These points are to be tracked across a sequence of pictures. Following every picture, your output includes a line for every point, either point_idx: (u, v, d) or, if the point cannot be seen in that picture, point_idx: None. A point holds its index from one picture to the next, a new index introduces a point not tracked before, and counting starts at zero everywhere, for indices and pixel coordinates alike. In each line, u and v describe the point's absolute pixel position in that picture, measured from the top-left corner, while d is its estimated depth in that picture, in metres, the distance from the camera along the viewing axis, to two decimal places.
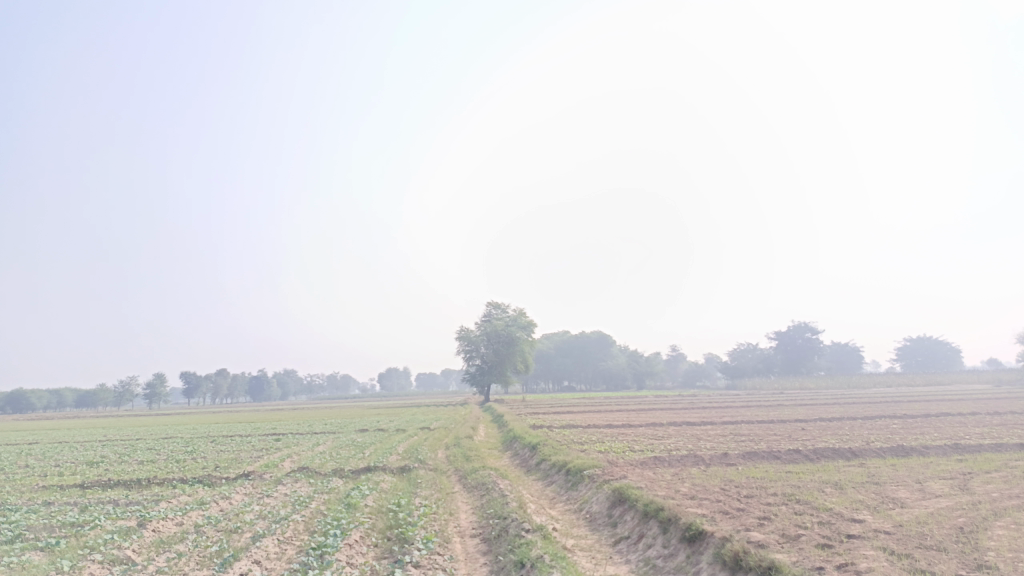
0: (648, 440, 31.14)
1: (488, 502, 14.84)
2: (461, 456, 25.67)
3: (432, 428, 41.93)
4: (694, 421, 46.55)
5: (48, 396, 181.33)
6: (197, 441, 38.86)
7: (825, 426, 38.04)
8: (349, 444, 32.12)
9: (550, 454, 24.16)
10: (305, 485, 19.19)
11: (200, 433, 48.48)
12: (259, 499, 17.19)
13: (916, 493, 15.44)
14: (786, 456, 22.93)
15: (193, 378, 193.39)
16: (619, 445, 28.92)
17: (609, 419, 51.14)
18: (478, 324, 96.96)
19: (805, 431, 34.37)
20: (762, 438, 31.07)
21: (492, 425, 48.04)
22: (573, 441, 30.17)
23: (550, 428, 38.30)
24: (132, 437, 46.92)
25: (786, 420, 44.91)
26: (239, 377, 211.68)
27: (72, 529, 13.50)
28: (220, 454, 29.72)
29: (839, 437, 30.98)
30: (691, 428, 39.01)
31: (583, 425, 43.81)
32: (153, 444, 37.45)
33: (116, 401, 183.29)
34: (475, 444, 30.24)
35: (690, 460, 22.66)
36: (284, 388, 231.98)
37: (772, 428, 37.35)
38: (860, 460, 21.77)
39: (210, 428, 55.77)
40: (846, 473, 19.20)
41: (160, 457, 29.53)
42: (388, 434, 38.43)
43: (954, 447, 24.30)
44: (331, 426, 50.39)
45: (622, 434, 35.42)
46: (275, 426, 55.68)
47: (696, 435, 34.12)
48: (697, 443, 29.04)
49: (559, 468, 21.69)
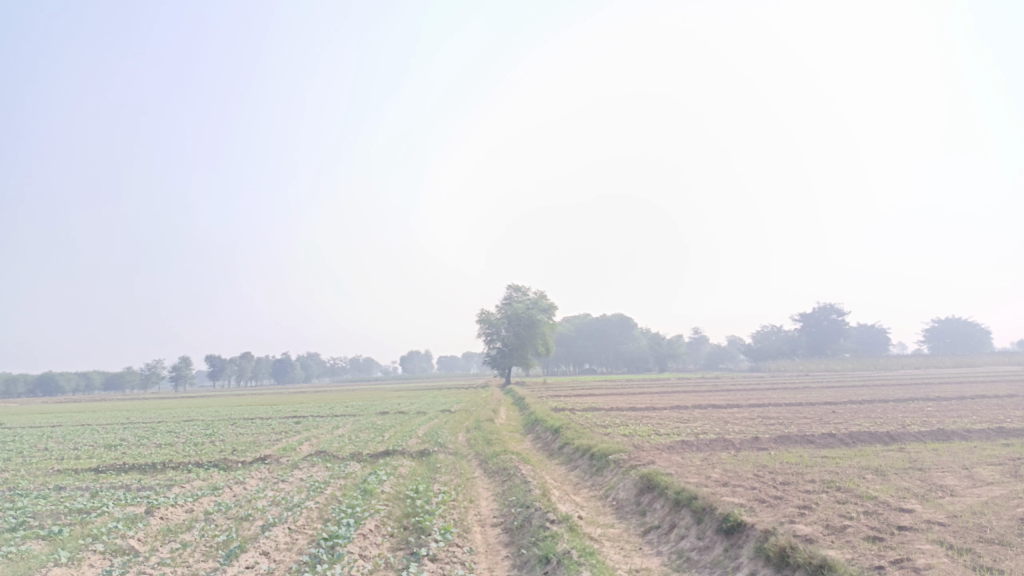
0: (673, 424, 30.29)
1: (509, 489, 14.13)
2: (481, 439, 25.04)
3: (452, 411, 41.46)
4: (719, 404, 45.55)
5: (77, 379, 184.55)
6: (218, 424, 38.74)
7: (855, 409, 36.90)
8: (368, 428, 31.65)
9: (573, 437, 23.42)
10: (321, 470, 18.63)
11: (221, 415, 48.54)
12: (274, 484, 16.64)
13: (966, 481, 14.49)
14: (819, 441, 21.98)
15: (218, 361, 195.68)
16: (644, 428, 28.09)
17: (632, 402, 50.35)
18: (499, 307, 96.36)
19: (835, 414, 33.31)
20: (792, 421, 30.09)
21: (513, 408, 47.52)
22: (597, 424, 29.40)
23: (572, 411, 37.63)
24: (155, 419, 47.06)
25: (814, 403, 43.81)
26: (263, 361, 213.90)
27: (78, 516, 12.98)
28: (238, 437, 29.33)
29: (872, 420, 29.86)
30: (717, 411, 38.11)
31: (605, 407, 43.05)
32: (174, 427, 37.35)
33: (143, 384, 186.26)
34: (496, 428, 29.60)
35: (719, 444, 21.79)
36: (306, 371, 234.19)
37: (800, 411, 36.31)
38: (898, 445, 20.76)
39: (232, 411, 55.89)
40: (887, 458, 18.21)
41: (179, 439, 29.32)
42: (408, 417, 37.99)
43: (997, 431, 23.14)
44: (352, 409, 50.21)
45: (646, 417, 34.61)
46: (296, 408, 55.70)
47: (723, 418, 33.19)
48: (725, 427, 28.15)
49: (583, 452, 20.96)
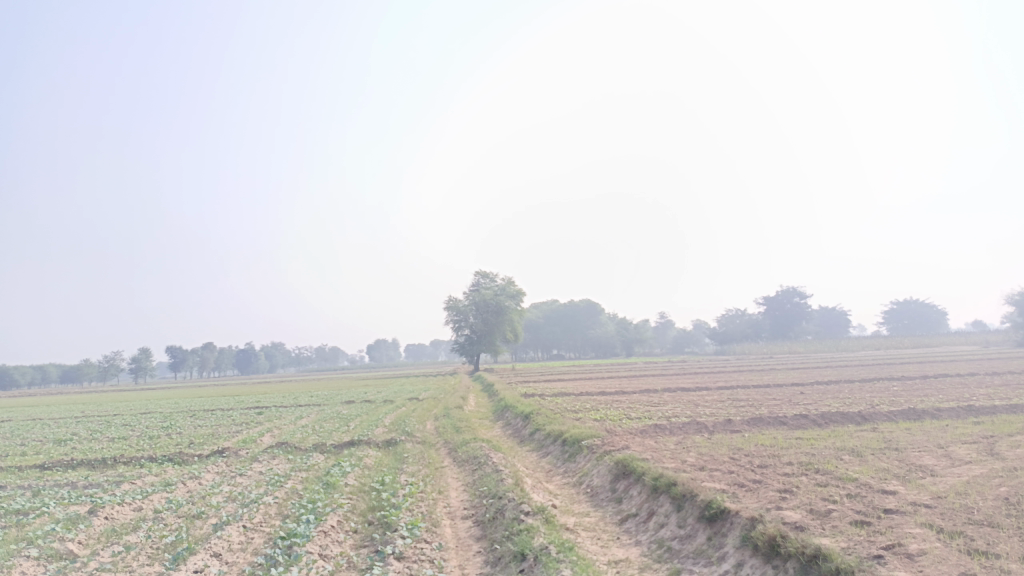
0: (644, 407, 30.00)
1: (479, 479, 13.51)
2: (450, 427, 24.41)
3: (420, 399, 40.75)
4: (688, 387, 45.58)
5: (32, 372, 178.97)
6: (177, 416, 37.47)
7: (822, 389, 37.08)
8: (333, 417, 30.77)
9: (544, 423, 22.91)
10: (282, 462, 17.78)
11: (181, 407, 47.14)
12: (231, 479, 15.76)
13: (944, 460, 14.25)
14: (792, 422, 21.75)
15: (179, 352, 191.55)
16: (615, 412, 27.71)
17: (601, 386, 50.21)
18: (467, 294, 95.55)
19: (804, 395, 33.40)
20: (762, 403, 30.03)
21: (482, 394, 46.94)
22: (568, 410, 28.95)
23: (543, 397, 37.19)
24: (111, 412, 45.47)
25: (781, 384, 44.05)
26: (226, 351, 210.12)
27: (14, 519, 12.00)
28: (198, 429, 28.25)
29: (840, 400, 29.92)
30: (687, 394, 38.03)
31: (575, 392, 42.70)
32: (130, 420, 36.03)
33: (102, 376, 181.58)
34: (464, 415, 28.97)
35: (692, 428, 21.45)
36: (271, 360, 230.70)
37: (769, 392, 36.37)
38: (871, 424, 20.63)
39: (193, 402, 54.38)
40: (861, 439, 18.00)
41: (134, 433, 28.17)
42: (375, 405, 37.19)
43: (966, 409, 23.22)
44: (318, 398, 49.14)
45: (617, 401, 34.37)
46: (259, 398, 54.44)
47: (693, 401, 33.02)
48: (696, 410, 27.94)
49: (554, 438, 20.46)
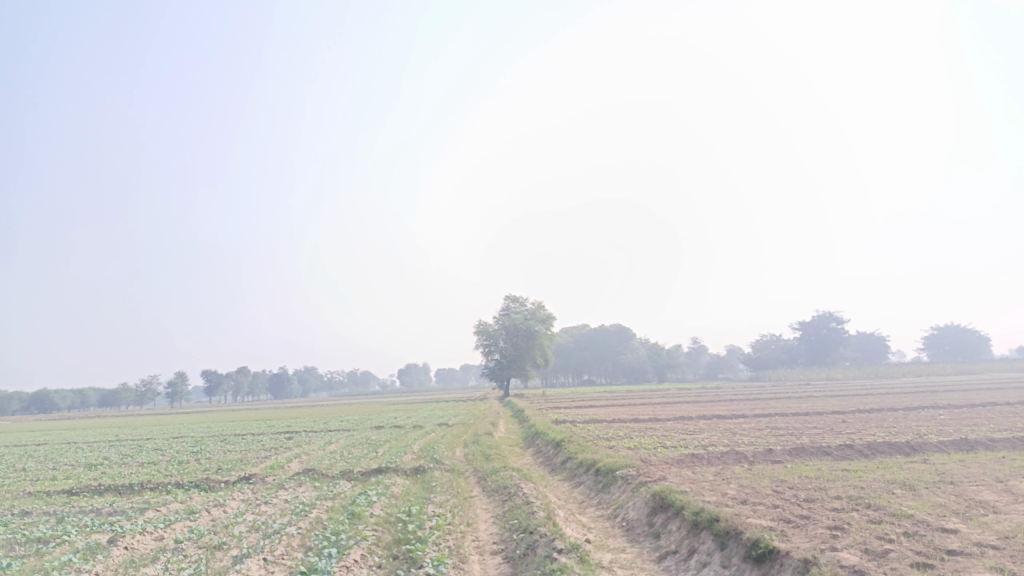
0: (679, 435, 29.16)
1: (510, 510, 12.96)
2: (479, 455, 23.88)
3: (450, 425, 40.31)
4: (724, 414, 44.41)
5: (71, 397, 182.48)
6: (208, 441, 37.47)
7: (864, 418, 35.80)
8: (362, 443, 30.43)
9: (576, 452, 22.26)
10: (309, 490, 17.40)
11: (212, 432, 47.25)
12: (255, 507, 15.40)
13: (1005, 496, 13.33)
14: (836, 453, 20.82)
15: (213, 377, 193.80)
16: (649, 441, 26.94)
17: (633, 413, 49.30)
18: (497, 319, 95.20)
19: (845, 424, 32.25)
20: (803, 431, 28.98)
21: (512, 421, 46.31)
22: (600, 437, 28.23)
23: (574, 423, 36.47)
24: (143, 436, 45.73)
25: (820, 412, 42.70)
26: (260, 376, 212.16)
27: (34, 547, 11.74)
28: (227, 455, 28.07)
29: (885, 429, 28.76)
30: (722, 422, 36.99)
31: (607, 419, 41.86)
32: (161, 445, 36.09)
33: (138, 400, 184.32)
34: (494, 442, 28.43)
35: (731, 457, 20.62)
36: (303, 385, 232.34)
37: (809, 421, 35.18)
38: (921, 456, 19.62)
39: (224, 426, 54.60)
40: (912, 472, 17.07)
41: (164, 457, 28.11)
42: (404, 431, 36.79)
43: (1022, 439, 22.04)
44: (347, 423, 49.00)
45: (650, 428, 33.52)
46: (290, 423, 54.44)
47: (729, 429, 32.04)
48: (733, 438, 27.04)
49: (588, 467, 19.82)
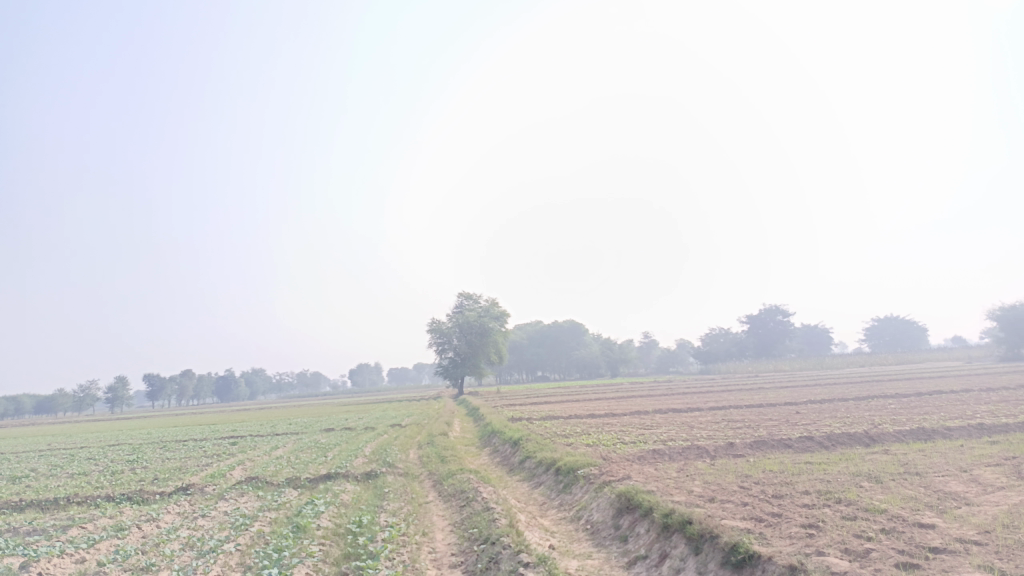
0: (638, 431, 28.74)
1: (468, 517, 12.10)
2: (434, 456, 22.96)
3: (403, 425, 39.18)
4: (679, 408, 44.38)
5: (5, 404, 174.63)
6: (147, 448, 35.60)
7: (817, 408, 36.04)
8: (311, 447, 29.18)
9: (534, 450, 21.55)
10: (252, 500, 16.22)
11: (153, 438, 45.13)
12: (192, 522, 14.17)
13: (974, 486, 13.08)
14: (797, 445, 20.57)
15: (157, 380, 187.59)
16: (608, 437, 26.40)
17: (590, 408, 48.93)
18: (450, 316, 94.13)
19: (801, 415, 32.32)
20: (760, 424, 28.87)
21: (467, 419, 45.41)
22: (558, 435, 27.57)
23: (531, 421, 35.76)
24: (78, 444, 43.39)
25: (773, 403, 42.96)
26: (205, 379, 206.26)
27: None
28: (166, 463, 26.50)
29: (840, 420, 28.85)
30: (679, 416, 36.77)
31: (563, 416, 41.31)
32: (96, 453, 34.15)
33: (77, 407, 177.33)
34: (449, 442, 27.53)
35: (693, 453, 20.17)
36: (252, 387, 227.06)
37: (765, 413, 35.24)
38: (882, 446, 19.48)
39: (167, 432, 52.32)
40: (875, 463, 16.82)
41: (97, 467, 26.39)
42: (355, 433, 35.59)
43: (976, 427, 22.17)
44: (296, 426, 47.39)
45: (608, 424, 33.06)
46: (236, 427, 52.61)
47: (687, 423, 31.80)
48: (693, 432, 26.78)
49: (547, 467, 19.12)
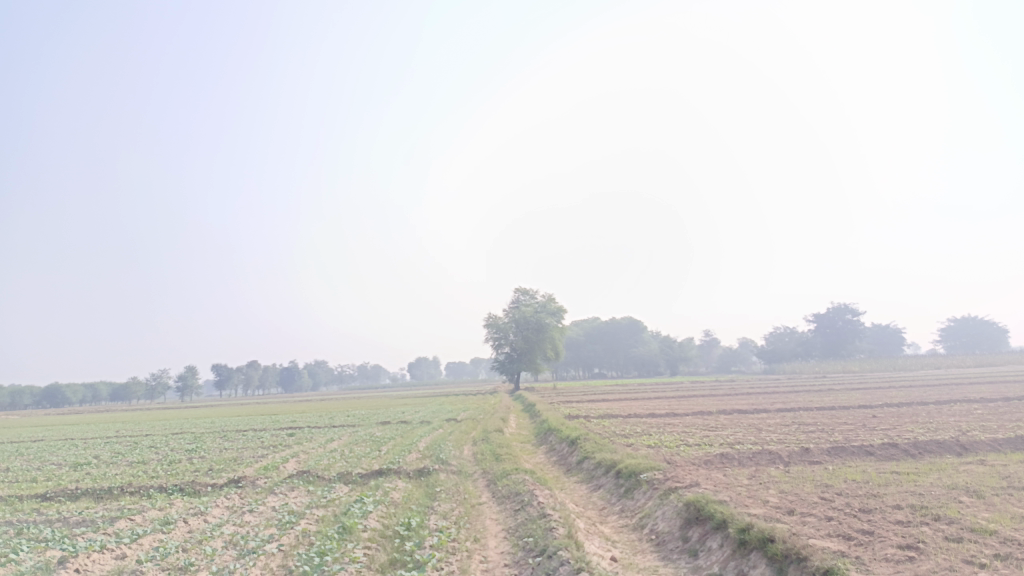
0: (701, 432, 27.44)
1: (524, 524, 11.22)
2: (489, 454, 22.24)
3: (458, 420, 38.67)
4: (744, 409, 42.62)
5: (84, 390, 182.84)
6: (207, 437, 36.03)
7: (894, 413, 33.91)
8: (365, 440, 28.85)
9: (593, 451, 20.58)
10: (301, 495, 15.71)
11: (215, 427, 45.85)
12: (238, 517, 13.72)
13: None
14: (880, 452, 19.04)
15: (224, 370, 193.35)
16: (670, 438, 25.21)
17: (650, 408, 47.59)
18: (507, 311, 93.60)
19: (878, 419, 30.43)
20: (834, 428, 27.19)
21: (523, 416, 44.72)
22: (617, 434, 26.51)
23: (589, 419, 34.74)
24: (143, 432, 44.39)
25: (844, 406, 40.80)
26: (270, 370, 211.72)
27: None
28: (222, 453, 26.55)
29: (922, 426, 26.90)
30: (744, 417, 35.19)
31: (622, 414, 40.19)
32: (159, 441, 34.75)
33: (149, 394, 184.23)
34: (505, 439, 26.76)
35: (764, 458, 18.88)
36: (314, 379, 232.07)
37: (837, 416, 33.38)
38: (976, 456, 17.82)
39: (228, 421, 53.20)
40: (971, 475, 15.26)
41: (156, 456, 26.61)
42: (410, 427, 35.22)
43: None
44: (353, 418, 47.53)
45: (669, 424, 31.80)
46: (295, 417, 53.22)
47: (754, 425, 30.29)
48: (761, 435, 25.39)
49: (606, 469, 18.17)
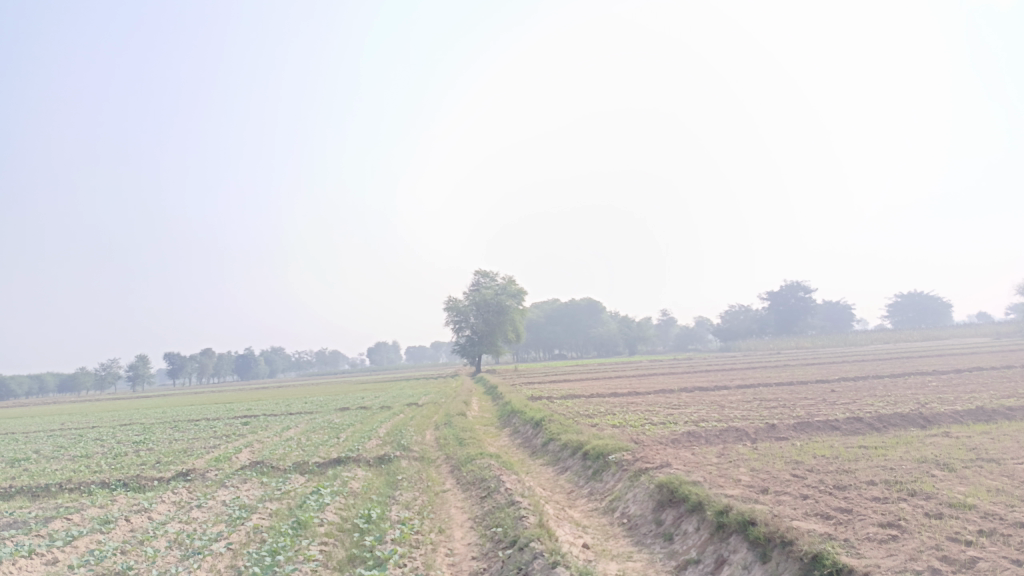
0: (665, 410, 27.25)
1: (491, 513, 10.62)
2: (452, 438, 21.63)
3: (419, 404, 37.94)
4: (705, 386, 42.77)
5: (29, 382, 176.81)
6: (157, 428, 34.62)
7: (851, 386, 34.30)
8: (323, 427, 27.96)
9: (558, 432, 20.12)
10: (255, 488, 14.86)
11: (166, 417, 44.27)
12: (186, 514, 12.83)
13: None
14: (846, 426, 18.96)
15: (178, 358, 188.80)
16: (635, 417, 24.93)
17: (611, 387, 47.51)
18: (466, 294, 92.81)
19: (837, 393, 30.67)
20: (795, 403, 27.27)
21: (485, 398, 44.23)
22: (582, 415, 26.12)
23: (551, 400, 34.32)
24: (90, 424, 42.65)
25: (802, 381, 41.18)
26: (225, 358, 207.60)
27: None
28: (172, 444, 25.39)
29: (881, 399, 27.14)
30: (706, 394, 35.23)
31: (584, 394, 39.97)
32: (105, 433, 33.20)
33: (98, 385, 179.03)
34: (467, 422, 26.14)
35: (732, 435, 18.64)
36: (271, 365, 228.44)
37: (797, 391, 33.62)
38: (940, 428, 17.83)
39: (181, 411, 51.54)
40: (939, 447, 15.20)
41: (101, 449, 25.25)
42: (370, 413, 34.39)
43: None
44: (311, 405, 46.43)
45: (633, 403, 31.59)
46: (250, 406, 51.81)
47: (717, 402, 30.24)
48: (724, 412, 25.28)
49: (572, 451, 17.70)
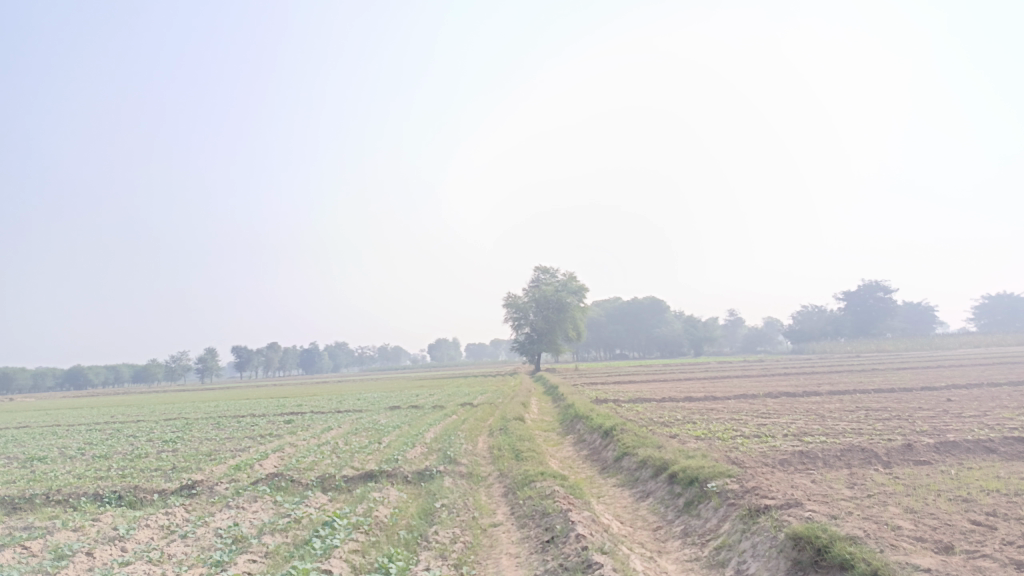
0: (755, 420, 23.45)
1: None
2: (508, 448, 18.50)
3: (473, 405, 34.93)
4: (790, 391, 38.39)
5: (105, 372, 182.31)
6: (198, 425, 32.56)
7: (968, 396, 29.63)
8: (367, 430, 25.18)
9: (634, 445, 16.72)
10: (263, 511, 11.96)
11: (213, 411, 42.46)
12: (163, 548, 9.96)
13: None
14: (1003, 449, 14.98)
15: (244, 352, 191.46)
16: (721, 428, 21.28)
17: (682, 389, 43.64)
18: (527, 291, 89.72)
19: (957, 404, 26.18)
20: (911, 414, 23.08)
21: (545, 399, 41.11)
22: (657, 423, 22.64)
23: (619, 404, 30.75)
24: (135, 417, 41.04)
25: (904, 388, 36.46)
26: (290, 352, 210.34)
27: None
28: (200, 445, 22.99)
29: (1017, 412, 22.66)
30: (795, 401, 31.07)
31: (655, 398, 36.30)
32: (144, 429, 31.30)
33: (168, 375, 183.22)
34: (524, 428, 23.07)
35: (855, 457, 14.90)
36: (334, 360, 230.68)
37: (904, 399, 29.18)
38: None
39: (230, 405, 49.82)
40: None
41: (126, 448, 23.06)
42: (421, 413, 31.55)
43: None
44: (363, 403, 43.97)
45: (713, 410, 27.84)
46: (301, 402, 49.68)
47: (813, 411, 26.23)
48: (828, 424, 21.43)
49: (655, 471, 14.28)
